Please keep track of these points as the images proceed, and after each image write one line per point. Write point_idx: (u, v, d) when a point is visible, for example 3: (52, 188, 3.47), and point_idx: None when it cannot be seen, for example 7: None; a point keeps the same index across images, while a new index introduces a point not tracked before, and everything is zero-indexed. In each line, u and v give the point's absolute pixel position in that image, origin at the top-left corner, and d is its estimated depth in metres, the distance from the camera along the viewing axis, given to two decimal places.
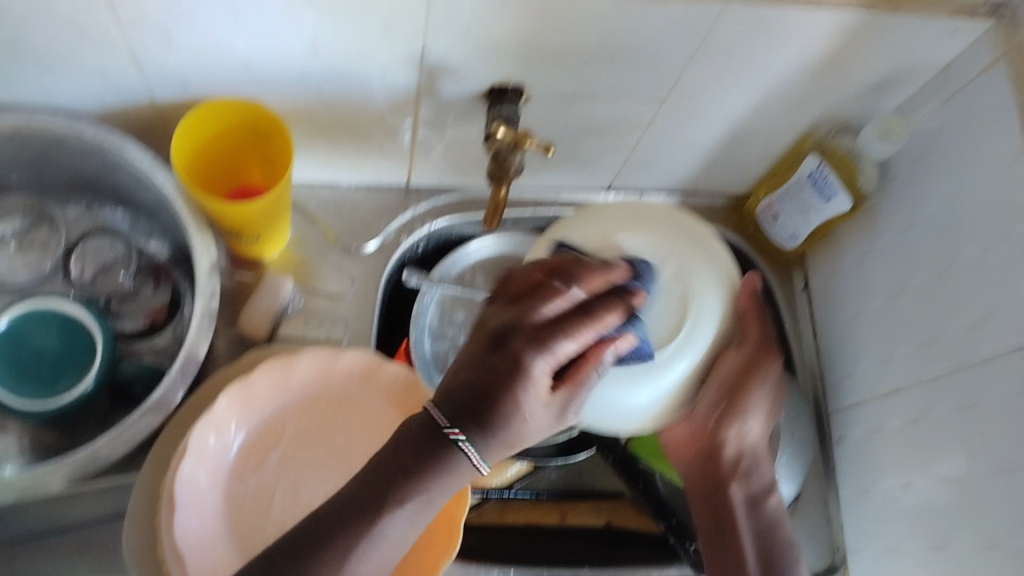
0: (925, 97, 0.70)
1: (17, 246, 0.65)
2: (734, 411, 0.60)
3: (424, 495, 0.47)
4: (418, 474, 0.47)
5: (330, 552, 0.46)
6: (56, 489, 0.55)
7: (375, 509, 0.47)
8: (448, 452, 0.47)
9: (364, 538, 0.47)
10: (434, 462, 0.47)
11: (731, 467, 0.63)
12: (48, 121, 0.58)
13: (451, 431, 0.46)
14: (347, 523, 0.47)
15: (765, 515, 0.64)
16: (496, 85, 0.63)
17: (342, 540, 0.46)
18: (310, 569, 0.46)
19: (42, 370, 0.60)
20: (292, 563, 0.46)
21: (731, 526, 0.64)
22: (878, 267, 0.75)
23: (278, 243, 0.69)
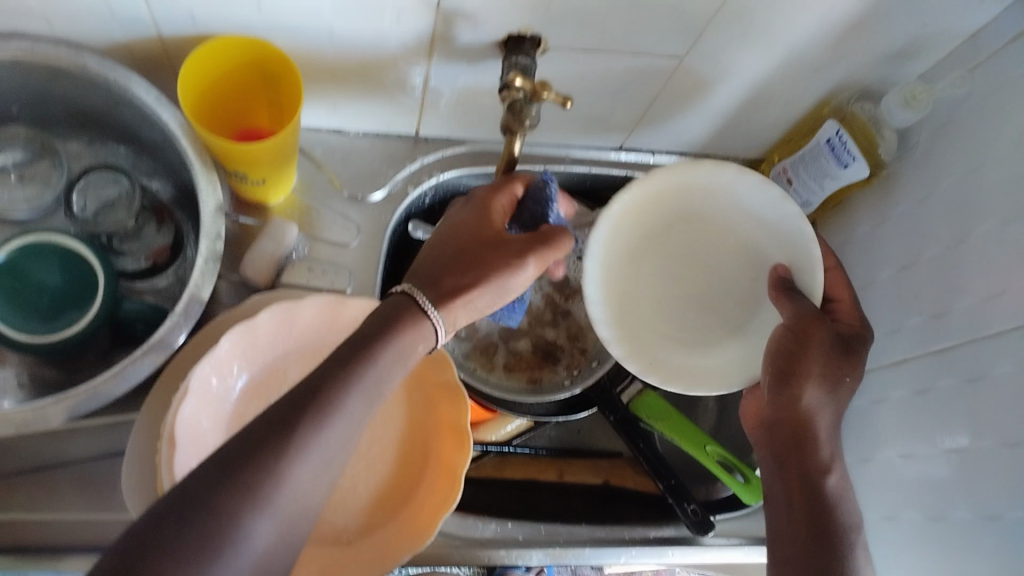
0: (949, 66, 0.68)
1: (17, 178, 0.65)
2: (791, 383, 0.59)
3: (376, 376, 0.48)
4: (371, 351, 0.48)
5: (293, 429, 0.44)
6: (56, 424, 0.56)
7: (326, 402, 0.45)
8: (418, 317, 0.52)
9: (322, 413, 0.45)
10: (397, 330, 0.50)
11: (802, 439, 0.61)
12: (51, 52, 0.57)
13: (429, 306, 0.52)
14: (297, 414, 0.44)
15: (820, 493, 0.60)
16: (514, 34, 0.61)
17: (307, 421, 0.44)
18: (271, 445, 0.43)
19: (43, 304, 0.60)
20: (256, 442, 0.43)
21: (795, 505, 0.61)
22: (890, 237, 0.74)
23: (284, 189, 0.68)
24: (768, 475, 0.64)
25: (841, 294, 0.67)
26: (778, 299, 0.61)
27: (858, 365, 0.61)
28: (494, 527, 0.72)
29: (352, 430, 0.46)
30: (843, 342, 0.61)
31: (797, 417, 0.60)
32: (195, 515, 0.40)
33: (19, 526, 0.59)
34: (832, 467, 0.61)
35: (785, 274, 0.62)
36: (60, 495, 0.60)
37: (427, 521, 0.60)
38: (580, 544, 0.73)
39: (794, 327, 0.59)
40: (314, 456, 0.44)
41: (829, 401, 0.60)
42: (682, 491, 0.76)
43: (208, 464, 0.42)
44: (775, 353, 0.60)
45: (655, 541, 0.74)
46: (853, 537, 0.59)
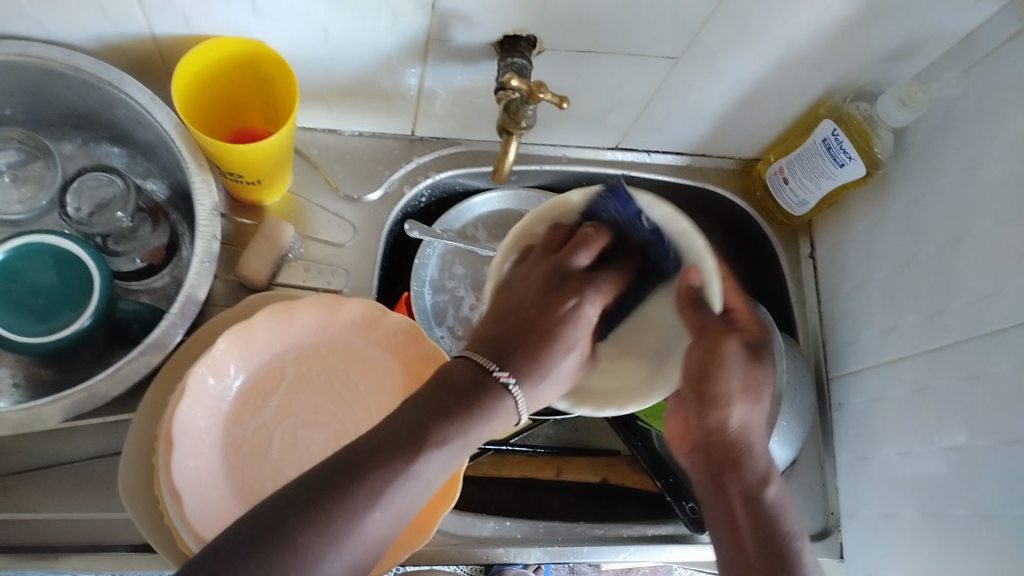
0: (944, 65, 0.68)
1: (11, 180, 0.65)
2: (710, 397, 0.58)
3: (463, 437, 0.49)
4: (457, 415, 0.49)
5: (369, 480, 0.45)
6: (51, 424, 0.56)
7: (408, 448, 0.47)
8: (488, 390, 0.52)
9: (402, 471, 0.46)
10: (481, 400, 0.51)
11: (728, 455, 0.59)
12: (46, 53, 0.58)
13: (502, 376, 0.53)
14: (381, 457, 0.46)
15: (764, 508, 0.57)
16: (508, 34, 0.61)
17: (381, 473, 0.45)
18: (346, 493, 0.44)
19: (39, 306, 0.60)
20: (330, 487, 0.44)
21: (734, 525, 0.57)
22: (886, 236, 0.74)
23: (279, 189, 0.68)
24: (703, 496, 0.60)
25: (734, 301, 0.63)
26: (693, 316, 0.60)
27: (769, 373, 0.61)
28: (493, 525, 0.72)
29: (436, 477, 0.48)
30: (755, 349, 0.62)
31: (726, 433, 0.59)
32: (265, 546, 0.42)
33: (18, 526, 0.59)
34: (770, 478, 0.58)
35: (694, 282, 0.61)
36: (57, 496, 0.60)
37: (422, 521, 0.59)
38: (578, 542, 0.73)
39: (703, 334, 0.60)
40: (391, 502, 0.45)
41: (751, 410, 0.60)
42: (681, 488, 0.76)
43: (288, 495, 0.44)
44: (694, 368, 0.59)
45: (653, 539, 0.75)
46: (800, 549, 0.55)
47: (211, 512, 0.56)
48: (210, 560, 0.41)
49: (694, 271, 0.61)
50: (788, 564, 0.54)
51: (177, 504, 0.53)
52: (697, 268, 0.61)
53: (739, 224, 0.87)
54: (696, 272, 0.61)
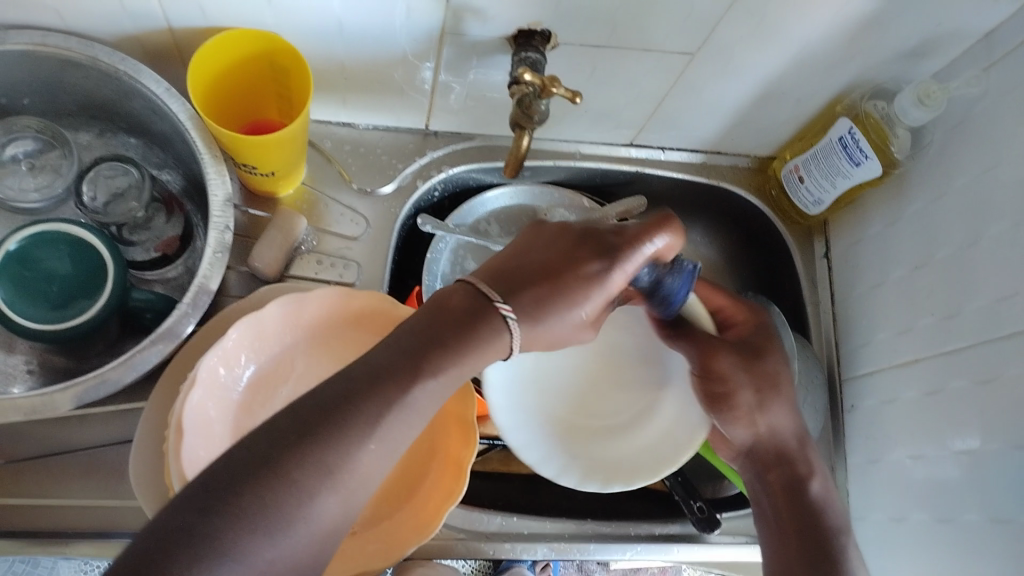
0: (963, 64, 0.67)
1: (29, 168, 0.66)
2: (726, 408, 0.64)
3: (457, 368, 0.46)
4: (456, 347, 0.46)
5: (359, 416, 0.43)
6: (62, 411, 0.57)
7: (404, 376, 0.45)
8: (492, 322, 0.47)
9: (393, 405, 0.44)
10: (482, 328, 0.47)
11: (775, 449, 0.63)
12: (66, 43, 0.58)
13: (503, 307, 0.48)
14: (371, 386, 0.44)
15: (809, 498, 0.61)
16: (523, 29, 0.61)
17: (370, 406, 0.43)
18: (339, 427, 0.42)
19: (53, 295, 0.61)
20: (321, 419, 0.42)
21: (778, 509, 0.62)
22: (902, 237, 0.74)
23: (293, 182, 0.69)
24: (752, 487, 0.65)
25: (722, 301, 0.68)
26: (683, 333, 0.67)
27: (784, 373, 0.65)
28: (499, 520, 0.72)
29: (430, 406, 0.46)
30: (748, 348, 0.65)
31: (770, 430, 0.63)
32: (262, 471, 0.40)
33: (29, 510, 0.60)
34: (815, 474, 0.63)
35: (664, 307, 0.68)
36: (68, 481, 0.61)
37: (429, 514, 0.60)
38: (585, 539, 0.73)
39: (702, 362, 0.66)
40: (383, 436, 0.44)
41: (779, 411, 0.63)
42: (690, 488, 0.76)
43: (282, 424, 0.42)
44: (702, 382, 0.66)
45: (660, 538, 0.74)
46: (843, 541, 0.59)
47: None
48: (205, 483, 0.40)
49: (659, 292, 0.69)
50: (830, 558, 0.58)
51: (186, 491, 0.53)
52: (693, 284, 0.68)
53: (754, 222, 0.87)
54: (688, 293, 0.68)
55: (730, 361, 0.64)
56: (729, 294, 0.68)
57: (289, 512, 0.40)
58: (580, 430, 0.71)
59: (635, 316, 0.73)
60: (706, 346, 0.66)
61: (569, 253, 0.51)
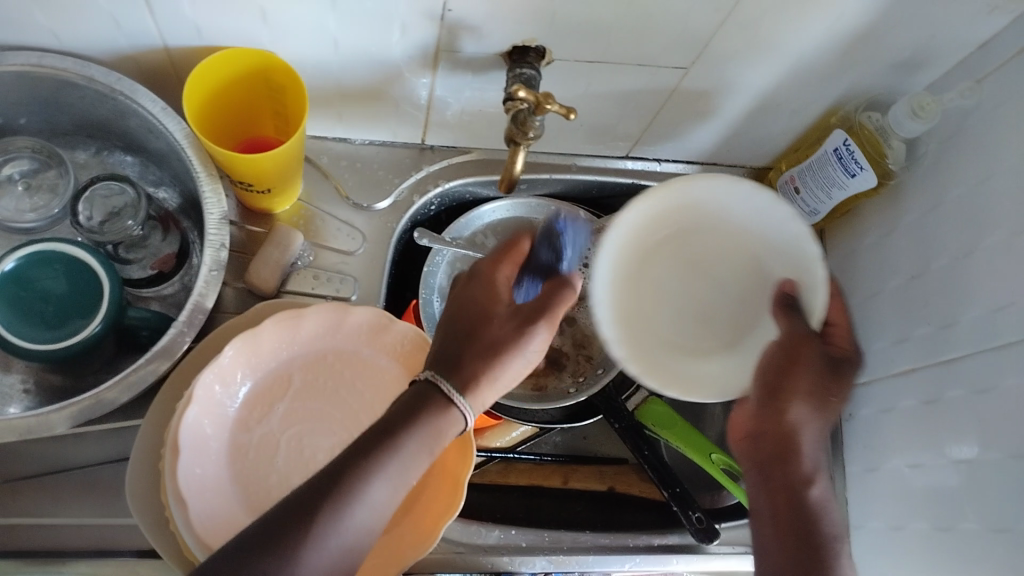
0: (957, 76, 0.68)
1: (24, 188, 0.66)
2: (775, 397, 0.56)
3: (405, 465, 0.48)
4: (400, 445, 0.48)
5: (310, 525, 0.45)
6: (59, 430, 0.57)
7: (357, 482, 0.46)
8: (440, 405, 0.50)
9: (346, 508, 0.46)
10: (423, 421, 0.49)
11: (784, 447, 0.57)
12: (60, 63, 0.59)
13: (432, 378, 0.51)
14: (322, 495, 0.46)
15: (810, 507, 0.56)
16: (518, 44, 0.61)
17: (323, 512, 0.45)
18: (293, 539, 0.44)
19: (48, 313, 0.61)
20: (277, 534, 0.44)
21: (774, 514, 0.56)
22: (898, 248, 0.74)
23: (289, 197, 0.69)
24: (749, 484, 0.59)
25: (839, 317, 0.61)
26: (782, 317, 0.56)
27: (845, 390, 0.58)
28: (497, 534, 0.72)
29: (386, 505, 0.48)
30: (830, 359, 0.58)
31: (794, 425, 0.57)
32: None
33: (28, 530, 0.60)
34: (815, 480, 0.57)
35: (785, 293, 0.57)
36: (66, 500, 0.61)
37: (431, 526, 0.60)
38: (583, 551, 0.72)
39: (786, 344, 0.56)
40: (339, 539, 0.46)
41: (812, 416, 0.57)
42: (687, 498, 0.75)
43: (239, 542, 0.44)
44: (767, 371, 0.56)
45: (659, 549, 0.74)
46: (840, 550, 0.54)
47: (216, 519, 0.57)
48: None
49: (790, 282, 0.57)
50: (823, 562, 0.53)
51: (183, 508, 0.54)
52: (793, 284, 0.57)
53: None
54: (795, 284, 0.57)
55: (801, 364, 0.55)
56: (848, 314, 0.62)
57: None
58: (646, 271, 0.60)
59: (773, 261, 0.59)
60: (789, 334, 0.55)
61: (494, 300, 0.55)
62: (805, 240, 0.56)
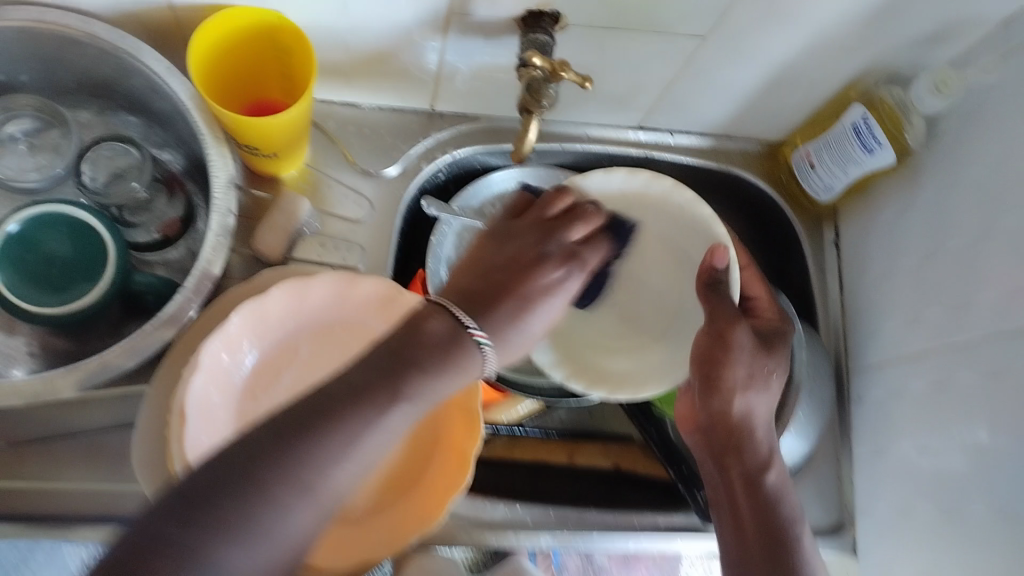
0: (979, 52, 0.66)
1: (28, 148, 0.65)
2: (716, 386, 0.58)
3: (430, 391, 0.47)
4: (430, 368, 0.47)
5: (337, 425, 0.43)
6: (64, 395, 0.56)
7: (378, 398, 0.45)
8: (460, 351, 0.48)
9: (371, 420, 0.44)
10: (454, 352, 0.48)
11: (732, 437, 0.60)
12: (63, 20, 0.57)
13: (476, 334, 0.49)
14: (356, 396, 0.45)
15: (765, 492, 0.58)
16: (533, 9, 0.59)
17: (347, 423, 0.44)
18: (318, 435, 0.43)
19: (53, 276, 0.60)
20: (302, 430, 0.43)
21: (735, 506, 0.59)
22: (912, 227, 0.73)
23: (296, 162, 0.67)
24: (709, 480, 0.62)
25: (758, 291, 0.67)
26: (706, 296, 0.60)
27: (781, 361, 0.62)
28: (504, 509, 0.71)
29: (400, 429, 0.46)
30: (762, 338, 0.62)
31: (737, 416, 0.59)
32: (237, 483, 0.40)
33: (29, 496, 0.59)
34: (771, 464, 0.60)
35: (717, 263, 0.61)
36: (70, 465, 0.60)
37: (436, 501, 0.59)
38: (588, 529, 0.72)
39: (714, 327, 0.59)
40: (359, 455, 0.44)
41: (759, 399, 0.60)
42: (694, 478, 0.75)
43: (262, 434, 0.42)
44: (698, 357, 0.59)
45: (664, 529, 0.72)
46: (800, 540, 0.57)
47: None
48: (182, 493, 0.40)
49: (721, 249, 0.61)
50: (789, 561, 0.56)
51: (189, 476, 0.53)
52: (723, 250, 0.61)
53: (762, 209, 0.86)
54: (724, 252, 0.61)
55: (732, 341, 0.58)
56: (767, 287, 0.67)
57: (265, 531, 0.40)
58: (608, 255, 0.70)
59: (693, 251, 0.68)
60: (721, 263, 0.61)
61: (516, 279, 0.52)
62: (715, 220, 0.66)
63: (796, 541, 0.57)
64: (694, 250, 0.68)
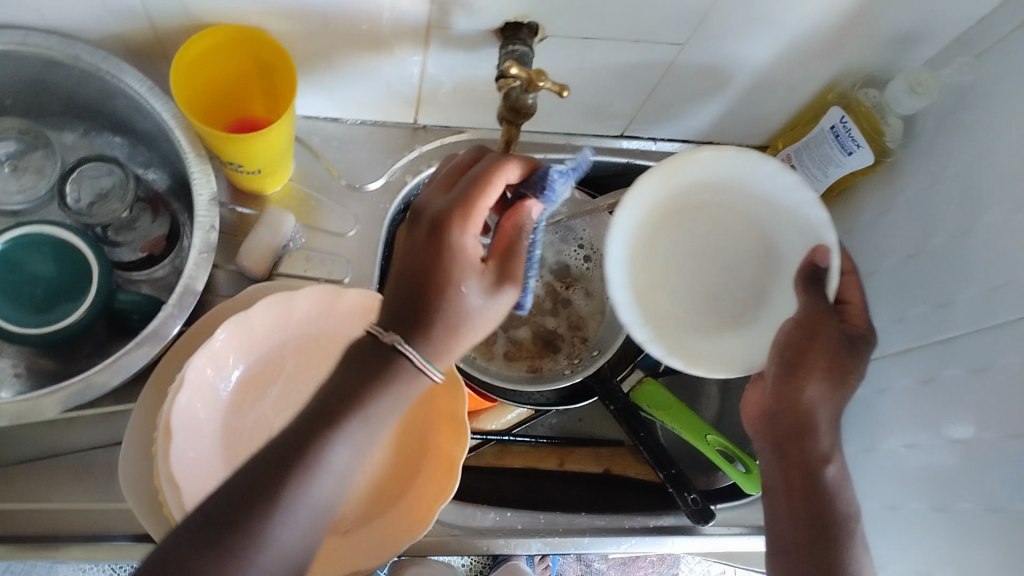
0: (954, 52, 0.67)
1: (11, 169, 0.66)
2: (795, 377, 0.59)
3: (367, 415, 0.47)
4: (356, 396, 0.47)
5: (275, 489, 0.44)
6: (50, 414, 0.56)
7: (312, 448, 0.45)
8: (391, 361, 0.47)
9: (310, 471, 0.45)
10: (381, 371, 0.47)
11: (798, 427, 0.60)
12: (44, 43, 0.58)
13: (390, 337, 0.48)
14: (290, 455, 0.45)
15: (823, 484, 0.59)
16: (510, 21, 0.60)
17: (285, 481, 0.45)
18: (256, 506, 0.44)
19: (37, 295, 0.61)
20: (239, 508, 0.44)
21: (790, 493, 0.60)
22: (894, 226, 0.73)
23: (280, 179, 0.68)
24: (767, 467, 0.62)
25: (852, 294, 0.63)
26: (801, 291, 0.60)
27: (863, 363, 0.60)
28: (493, 517, 0.72)
29: (351, 459, 0.47)
30: (852, 338, 0.61)
31: (804, 408, 0.60)
32: (198, 553, 0.42)
33: (19, 516, 0.60)
34: (832, 457, 0.60)
35: (818, 259, 0.60)
36: (58, 485, 0.61)
37: (425, 510, 0.59)
38: (579, 534, 0.73)
39: (805, 319, 0.59)
40: (303, 506, 0.45)
41: (829, 400, 0.60)
42: (683, 479, 0.75)
43: (195, 521, 0.44)
44: (784, 346, 0.60)
45: (654, 530, 0.74)
46: (850, 526, 0.59)
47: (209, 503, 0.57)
48: None
49: (823, 249, 0.60)
50: (832, 557, 0.57)
51: (175, 492, 0.53)
52: (826, 248, 0.60)
53: None
54: (828, 252, 0.60)
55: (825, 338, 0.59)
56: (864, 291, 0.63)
57: None
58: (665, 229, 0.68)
59: (781, 233, 0.65)
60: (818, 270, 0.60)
61: (433, 260, 0.49)
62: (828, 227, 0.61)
63: (844, 534, 0.58)
64: (788, 235, 0.65)
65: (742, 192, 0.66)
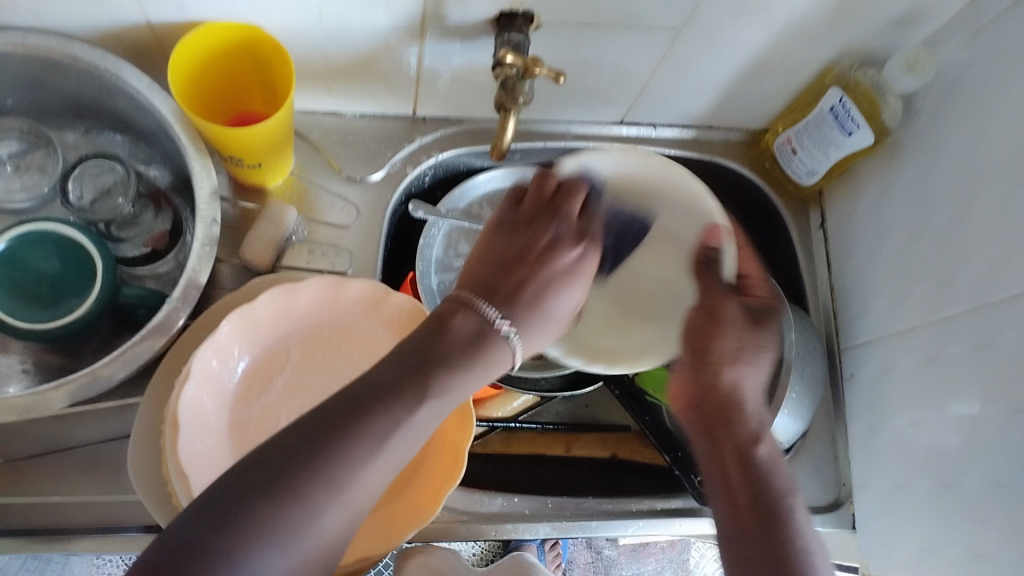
0: (952, 30, 0.67)
1: (14, 169, 0.67)
2: (712, 354, 0.56)
3: (455, 385, 0.48)
4: (449, 365, 0.48)
5: (361, 430, 0.44)
6: (57, 408, 0.57)
7: (407, 397, 0.46)
8: (487, 343, 0.49)
9: (400, 423, 0.45)
10: (474, 353, 0.49)
11: (738, 417, 0.55)
12: (43, 43, 0.58)
13: (502, 325, 0.51)
14: (379, 404, 0.45)
15: (756, 464, 0.53)
16: (504, 10, 0.60)
17: (376, 424, 0.45)
18: (343, 442, 0.43)
19: (45, 293, 0.62)
20: (327, 438, 0.43)
21: (736, 486, 0.53)
22: (894, 207, 0.73)
23: (281, 172, 0.69)
24: (705, 464, 0.56)
25: (750, 268, 0.61)
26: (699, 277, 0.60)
27: (771, 338, 0.59)
28: (501, 501, 0.72)
29: (428, 427, 0.47)
30: (755, 314, 0.58)
31: (728, 385, 0.56)
32: (255, 498, 0.41)
33: (34, 509, 0.61)
34: (761, 437, 0.55)
35: (711, 242, 0.61)
36: (72, 478, 0.62)
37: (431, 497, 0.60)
38: (586, 517, 0.73)
39: (703, 304, 0.58)
40: (384, 456, 0.45)
41: (748, 373, 0.57)
42: (689, 463, 0.75)
43: (290, 441, 0.43)
44: (692, 336, 0.58)
45: (661, 512, 0.74)
46: (790, 501, 0.52)
47: None
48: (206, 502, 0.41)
49: (716, 231, 0.62)
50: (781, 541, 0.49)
51: (185, 484, 0.54)
52: (720, 232, 0.62)
53: (749, 196, 0.86)
54: (720, 234, 0.61)
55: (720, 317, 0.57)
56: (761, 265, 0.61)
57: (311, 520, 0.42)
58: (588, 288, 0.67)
59: (682, 227, 0.66)
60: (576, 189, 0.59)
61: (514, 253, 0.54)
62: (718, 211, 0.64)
63: (787, 506, 0.52)
64: (689, 230, 0.65)
65: (659, 203, 0.67)
